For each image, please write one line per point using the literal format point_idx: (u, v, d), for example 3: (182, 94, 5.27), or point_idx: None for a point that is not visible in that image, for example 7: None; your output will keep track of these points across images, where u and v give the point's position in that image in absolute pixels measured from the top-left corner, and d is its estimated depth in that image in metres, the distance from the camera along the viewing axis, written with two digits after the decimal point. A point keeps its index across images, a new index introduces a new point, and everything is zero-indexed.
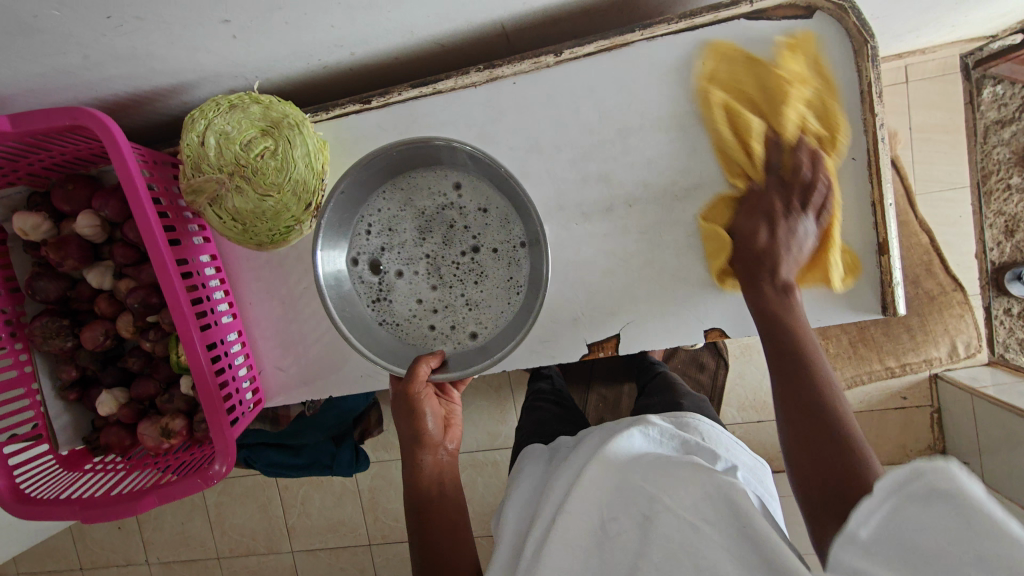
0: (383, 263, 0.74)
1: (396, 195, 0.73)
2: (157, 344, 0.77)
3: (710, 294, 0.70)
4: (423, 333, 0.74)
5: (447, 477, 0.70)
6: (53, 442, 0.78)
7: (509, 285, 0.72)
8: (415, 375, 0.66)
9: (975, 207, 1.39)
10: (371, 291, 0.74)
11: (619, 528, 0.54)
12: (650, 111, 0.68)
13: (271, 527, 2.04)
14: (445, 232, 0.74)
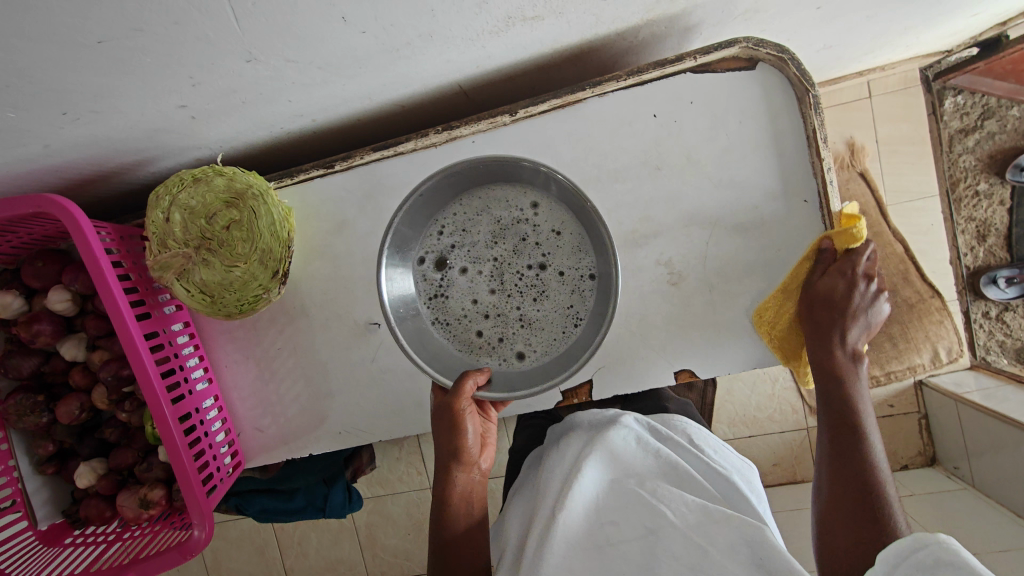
0: (448, 262, 0.71)
1: (472, 202, 0.71)
2: (133, 415, 0.77)
3: (678, 337, 0.71)
4: (469, 340, 0.69)
5: (475, 502, 0.70)
6: (31, 518, 0.77)
7: (568, 317, 0.67)
8: (460, 391, 0.61)
9: (946, 214, 1.41)
10: (432, 288, 0.70)
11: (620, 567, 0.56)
12: (607, 163, 0.69)
13: (269, 571, 2.01)
14: (516, 244, 0.70)
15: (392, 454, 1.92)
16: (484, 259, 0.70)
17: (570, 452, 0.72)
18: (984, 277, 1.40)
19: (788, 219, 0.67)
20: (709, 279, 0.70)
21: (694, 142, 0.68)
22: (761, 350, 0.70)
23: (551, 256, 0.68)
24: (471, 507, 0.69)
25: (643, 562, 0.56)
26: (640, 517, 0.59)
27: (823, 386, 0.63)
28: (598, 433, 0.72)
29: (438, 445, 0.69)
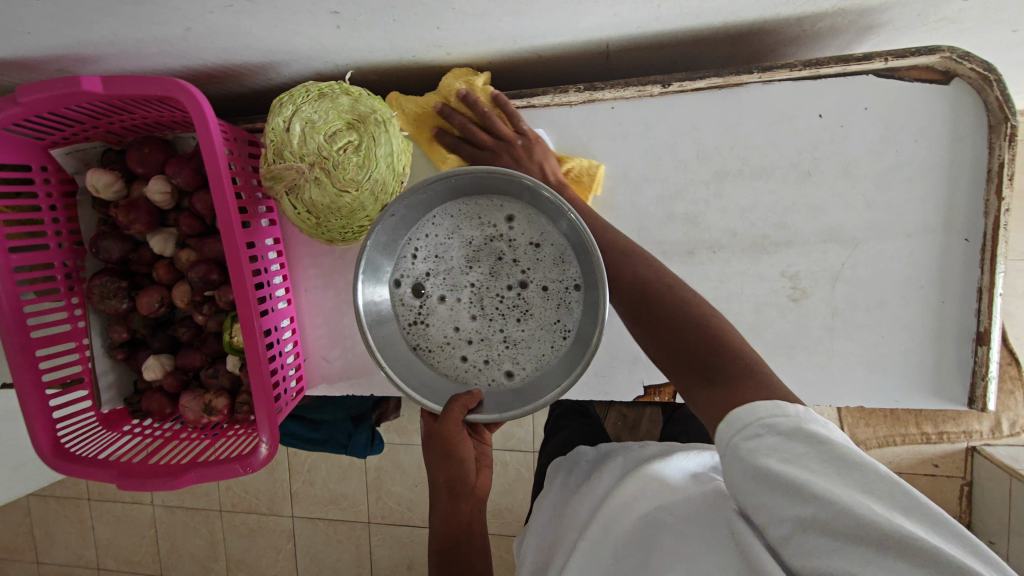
0: (426, 286, 0.69)
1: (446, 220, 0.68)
2: (210, 320, 0.76)
3: (784, 356, 0.67)
4: (456, 365, 0.68)
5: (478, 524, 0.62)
6: (96, 399, 0.78)
7: (552, 328, 0.66)
8: (449, 417, 0.61)
9: None
10: (411, 316, 0.69)
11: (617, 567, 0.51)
12: (753, 158, 0.64)
13: (275, 490, 2.08)
14: (494, 264, 0.67)
15: (412, 406, 1.94)
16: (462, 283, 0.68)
17: (599, 488, 0.69)
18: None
19: (941, 257, 0.61)
20: (833, 303, 0.65)
21: (855, 154, 0.61)
22: (870, 390, 0.65)
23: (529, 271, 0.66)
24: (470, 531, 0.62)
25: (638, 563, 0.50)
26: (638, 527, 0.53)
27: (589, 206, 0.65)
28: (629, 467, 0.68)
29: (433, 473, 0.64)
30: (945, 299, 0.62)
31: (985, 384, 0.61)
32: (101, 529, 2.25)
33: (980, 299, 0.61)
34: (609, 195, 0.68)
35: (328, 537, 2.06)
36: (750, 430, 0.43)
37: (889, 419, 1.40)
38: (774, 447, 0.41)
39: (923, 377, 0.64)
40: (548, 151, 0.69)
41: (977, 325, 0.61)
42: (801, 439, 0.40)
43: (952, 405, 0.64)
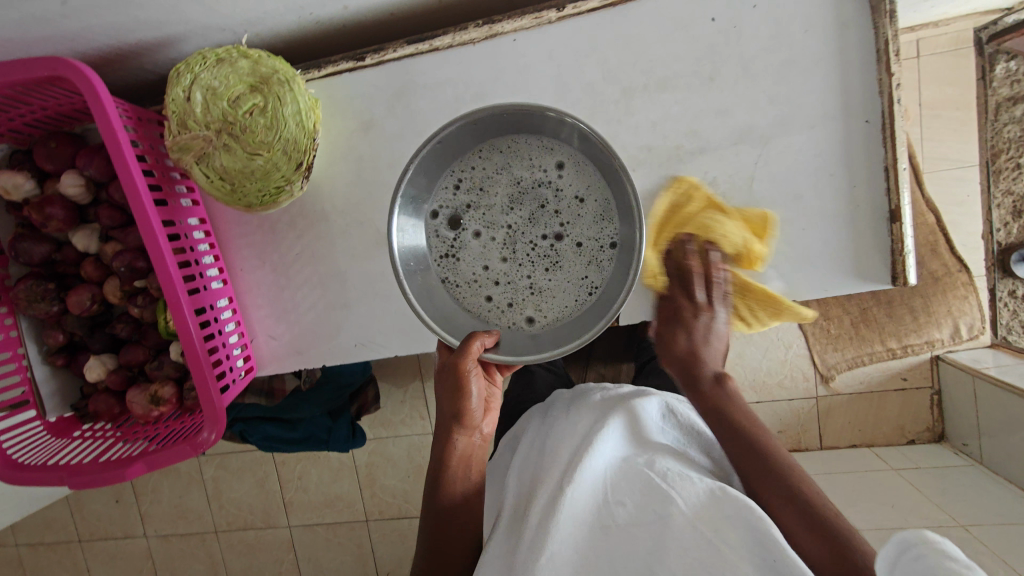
0: (461, 220, 0.64)
1: (493, 156, 0.64)
2: (145, 310, 0.75)
3: (713, 263, 0.68)
4: (476, 303, 0.65)
5: (474, 464, 0.70)
6: (40, 408, 0.76)
7: (581, 289, 0.62)
8: (468, 349, 0.58)
9: (984, 185, 1.36)
10: (443, 246, 0.65)
11: (626, 548, 0.55)
12: (655, 70, 0.65)
13: (268, 502, 2.06)
14: (534, 209, 0.64)
15: (395, 398, 1.92)
16: (499, 224, 0.64)
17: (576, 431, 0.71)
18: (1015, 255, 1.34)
19: (848, 141, 0.63)
20: (752, 203, 0.66)
21: (752, 52, 0.63)
22: (799, 282, 0.67)
23: (570, 224, 0.63)
24: (468, 472, 0.70)
25: (651, 546, 0.53)
26: (650, 499, 0.57)
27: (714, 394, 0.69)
28: (605, 411, 0.71)
29: (439, 405, 0.67)
30: (856, 182, 0.64)
31: (903, 259, 0.64)
32: (96, 569, 2.21)
33: (887, 177, 0.63)
34: None
35: (328, 541, 2.05)
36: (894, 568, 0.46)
37: (853, 340, 1.43)
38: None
39: (846, 263, 0.66)
40: (458, 93, 0.69)
41: (888, 203, 0.63)
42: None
43: (878, 286, 0.66)
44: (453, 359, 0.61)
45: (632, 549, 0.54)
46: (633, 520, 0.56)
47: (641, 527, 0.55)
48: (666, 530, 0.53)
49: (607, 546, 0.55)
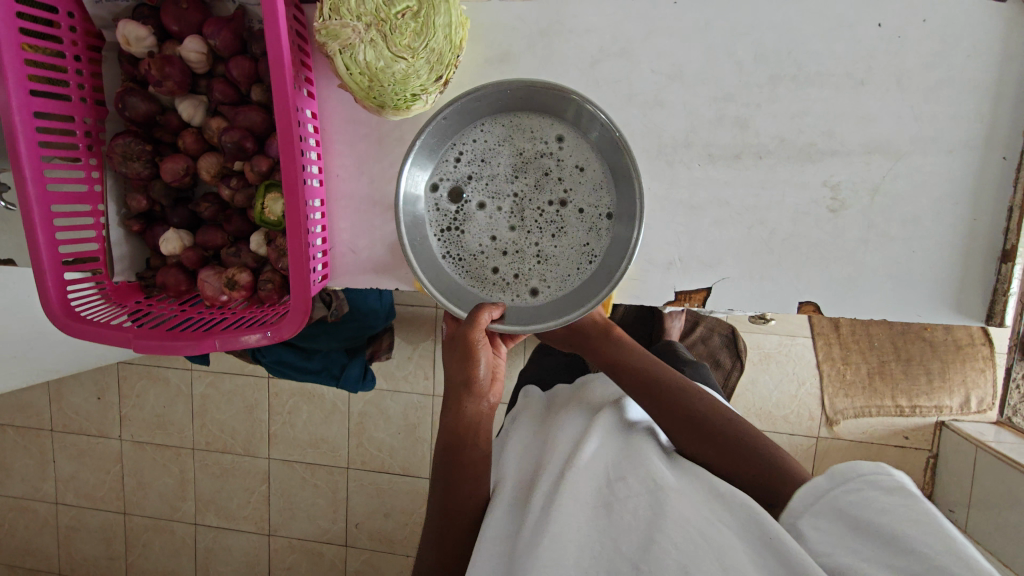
0: (466, 193, 0.67)
1: (495, 130, 0.67)
2: (238, 194, 0.74)
3: (813, 267, 0.69)
4: (483, 273, 0.68)
5: (483, 432, 0.63)
6: (109, 268, 0.75)
7: (583, 254, 0.66)
8: (477, 320, 0.62)
9: None
10: (446, 220, 0.68)
11: (624, 522, 0.52)
12: (808, 63, 0.65)
13: (252, 431, 2.04)
14: (535, 181, 0.67)
15: (403, 353, 1.92)
16: (503, 192, 0.67)
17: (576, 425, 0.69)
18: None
19: (980, 174, 0.64)
20: (869, 214, 0.67)
21: (909, 66, 0.63)
22: (896, 303, 0.68)
23: (570, 194, 0.66)
24: (478, 442, 0.62)
25: (648, 521, 0.51)
26: (651, 476, 0.55)
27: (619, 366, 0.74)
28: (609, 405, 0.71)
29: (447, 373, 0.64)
30: (978, 215, 0.64)
31: (1004, 300, 0.65)
32: (62, 463, 2.17)
33: (1010, 217, 0.64)
34: (660, 94, 0.68)
35: (303, 481, 2.04)
36: (822, 492, 0.47)
37: (867, 390, 1.44)
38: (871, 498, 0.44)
39: (948, 294, 0.66)
40: (603, 43, 0.68)
41: (1004, 242, 0.64)
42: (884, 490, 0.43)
43: (970, 322, 0.67)
44: (461, 330, 0.63)
45: (632, 523, 0.51)
46: (632, 496, 0.54)
47: (640, 503, 0.53)
48: (665, 508, 0.51)
49: (608, 521, 0.53)
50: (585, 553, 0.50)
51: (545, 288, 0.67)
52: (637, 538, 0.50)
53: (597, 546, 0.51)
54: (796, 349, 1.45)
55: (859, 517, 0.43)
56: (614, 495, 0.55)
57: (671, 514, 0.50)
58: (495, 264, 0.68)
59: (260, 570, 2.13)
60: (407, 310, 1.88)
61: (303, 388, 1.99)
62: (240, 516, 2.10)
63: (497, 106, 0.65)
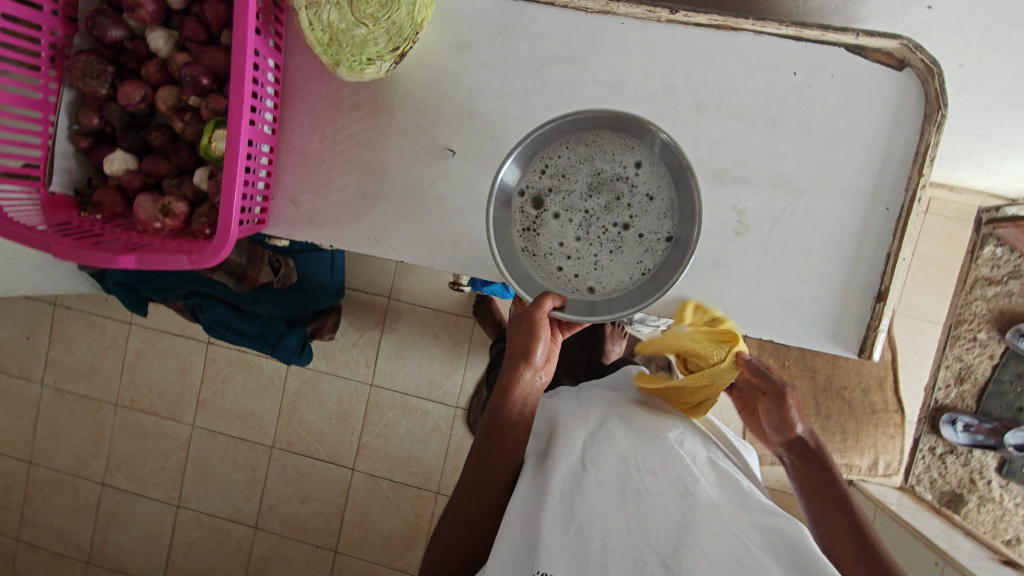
0: (546, 200, 0.69)
1: (580, 147, 0.69)
2: (189, 128, 0.77)
3: (713, 282, 0.74)
4: (548, 271, 0.70)
5: (530, 401, 0.76)
6: (46, 177, 0.77)
7: (642, 270, 0.68)
8: (540, 305, 0.66)
9: (940, 345, 1.54)
10: (523, 220, 0.70)
11: (658, 515, 0.67)
12: (730, 97, 0.72)
13: (182, 394, 2.00)
14: (609, 196, 0.69)
15: (349, 338, 1.92)
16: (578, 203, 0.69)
17: (593, 413, 0.83)
18: (945, 415, 1.51)
19: (866, 220, 0.71)
20: (768, 242, 0.73)
21: (816, 114, 0.70)
22: (783, 326, 0.74)
23: (636, 215, 0.68)
24: (524, 408, 0.76)
25: (681, 519, 0.66)
26: (675, 481, 0.71)
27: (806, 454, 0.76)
28: (617, 408, 0.85)
29: (512, 343, 0.73)
30: (860, 255, 0.71)
31: (874, 336, 0.71)
32: None
33: (887, 262, 0.70)
34: (598, 104, 0.74)
35: (225, 454, 1.99)
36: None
37: None
38: None
39: (827, 323, 0.73)
40: (555, 49, 0.74)
41: (879, 284, 0.71)
42: None
43: (845, 353, 0.73)
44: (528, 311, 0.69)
45: (661, 520, 0.66)
46: (660, 495, 0.69)
47: (669, 505, 0.68)
48: (694, 513, 0.67)
49: (636, 513, 0.67)
50: (620, 544, 0.65)
51: (601, 291, 0.69)
52: (666, 533, 0.65)
53: (629, 537, 0.65)
54: None
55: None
56: (643, 489, 0.70)
57: (701, 521, 0.66)
58: (563, 267, 0.70)
59: (161, 541, 2.04)
60: (360, 296, 1.90)
61: (242, 358, 1.96)
62: (152, 481, 2.04)
63: (585, 127, 0.67)
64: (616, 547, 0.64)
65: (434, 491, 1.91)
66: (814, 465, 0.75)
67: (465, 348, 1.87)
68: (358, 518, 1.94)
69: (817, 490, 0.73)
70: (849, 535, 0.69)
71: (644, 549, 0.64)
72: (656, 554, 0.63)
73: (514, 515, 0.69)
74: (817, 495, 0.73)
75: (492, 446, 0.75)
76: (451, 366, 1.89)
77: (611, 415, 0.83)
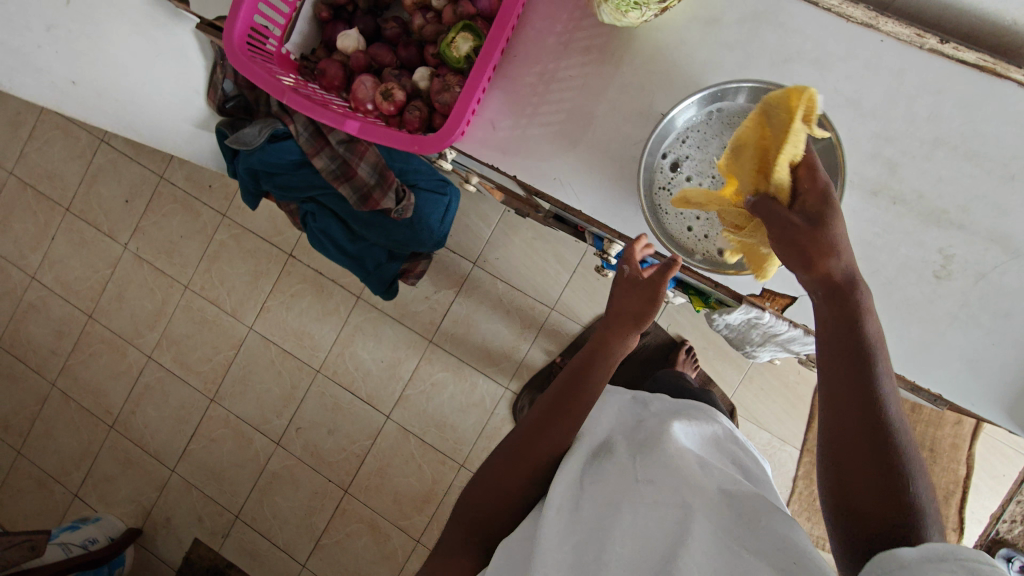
0: (685, 165, 0.75)
1: (723, 117, 0.74)
2: (428, 26, 0.79)
3: (898, 320, 0.72)
4: (681, 230, 0.77)
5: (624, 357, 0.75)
6: (285, 34, 0.80)
7: None
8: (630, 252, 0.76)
9: (1019, 478, 1.45)
10: (662, 182, 0.76)
11: (645, 525, 0.56)
12: (972, 141, 0.70)
13: (249, 297, 2.04)
14: None
15: (422, 292, 1.93)
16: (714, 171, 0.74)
17: (605, 426, 0.72)
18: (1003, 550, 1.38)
19: None
20: (968, 294, 0.70)
21: None
22: (957, 385, 0.71)
23: None
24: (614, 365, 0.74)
25: (670, 530, 0.54)
26: (667, 488, 0.58)
27: (833, 294, 0.54)
28: (632, 419, 0.74)
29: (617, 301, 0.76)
30: None
31: None
32: (60, 244, 2.15)
33: None
34: (832, 112, 0.73)
35: (271, 365, 2.02)
36: (905, 560, 0.43)
37: None
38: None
39: (1006, 396, 0.70)
40: (804, 48, 0.74)
41: None
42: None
43: (1015, 432, 0.70)
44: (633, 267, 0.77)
45: (655, 531, 0.55)
46: (657, 504, 0.57)
47: (666, 514, 0.56)
48: (690, 524, 0.54)
49: (625, 522, 0.56)
50: (613, 553, 0.54)
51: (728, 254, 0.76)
52: (660, 543, 0.54)
53: (619, 548, 0.55)
54: (783, 453, 1.49)
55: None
56: (638, 500, 0.58)
57: (700, 535, 0.53)
58: (692, 225, 0.76)
59: (184, 429, 2.08)
60: (446, 255, 1.90)
61: (316, 281, 1.99)
62: (195, 370, 2.08)
63: (733, 99, 0.72)
64: (611, 556, 0.54)
65: (458, 463, 1.90)
66: (844, 327, 0.53)
67: (531, 335, 1.87)
68: (377, 466, 1.94)
69: (842, 388, 0.52)
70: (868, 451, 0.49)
71: (633, 561, 0.54)
72: (649, 563, 0.53)
73: (515, 538, 0.64)
74: (840, 372, 0.52)
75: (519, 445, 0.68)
76: (512, 348, 1.88)
77: (619, 432, 0.71)
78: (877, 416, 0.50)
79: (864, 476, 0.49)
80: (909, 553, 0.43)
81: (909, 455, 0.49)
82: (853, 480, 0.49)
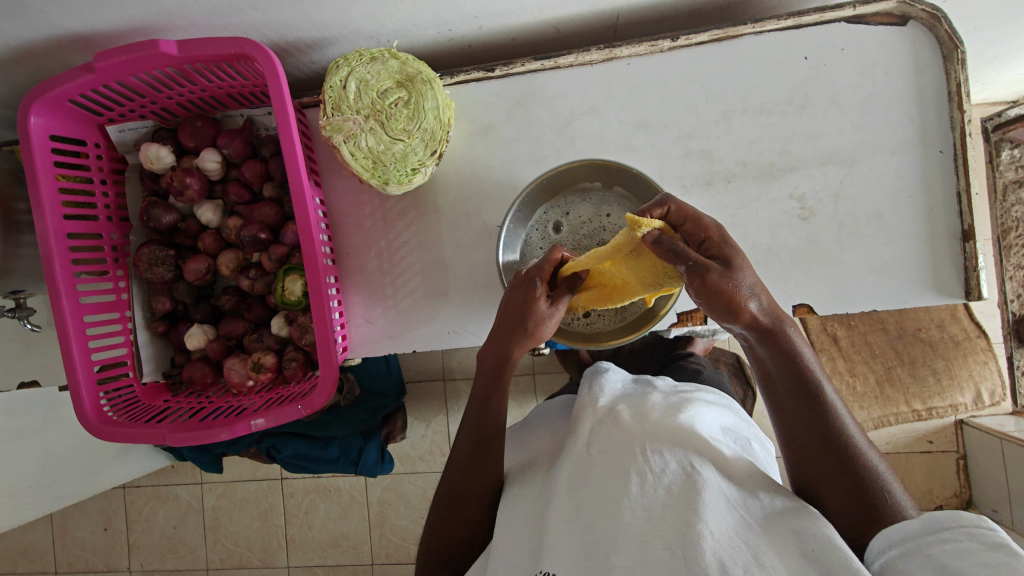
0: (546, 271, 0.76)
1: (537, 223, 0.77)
2: (257, 283, 0.80)
3: (798, 270, 0.74)
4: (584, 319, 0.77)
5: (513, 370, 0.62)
6: (137, 369, 0.80)
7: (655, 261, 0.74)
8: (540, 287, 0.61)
9: None
10: None
11: (663, 494, 0.49)
12: (753, 96, 0.74)
13: (269, 538, 1.77)
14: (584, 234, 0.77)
15: (417, 431, 1.71)
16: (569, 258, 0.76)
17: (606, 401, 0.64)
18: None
19: (924, 169, 0.72)
20: (837, 216, 0.74)
21: (840, 87, 0.72)
22: (880, 293, 0.73)
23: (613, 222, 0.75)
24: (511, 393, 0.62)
25: (686, 497, 0.48)
26: (684, 456, 0.52)
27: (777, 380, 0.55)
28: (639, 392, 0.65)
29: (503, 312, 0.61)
30: (929, 204, 0.72)
31: (976, 274, 0.70)
32: None
33: (960, 201, 0.70)
34: (630, 140, 0.76)
35: None
36: (909, 536, 0.44)
37: (878, 399, 1.34)
38: (968, 545, 0.40)
39: (924, 277, 0.72)
40: (574, 105, 0.77)
41: (961, 225, 0.71)
42: (985, 544, 0.39)
43: (952, 300, 0.72)
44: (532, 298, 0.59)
45: (668, 499, 0.48)
46: (669, 470, 0.51)
47: (676, 477, 0.50)
48: (702, 492, 0.48)
49: (634, 493, 0.49)
50: (625, 523, 0.47)
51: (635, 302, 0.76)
52: (671, 508, 0.47)
53: (630, 520, 0.47)
54: None
55: (938, 554, 0.41)
56: (647, 466, 0.51)
57: (716, 509, 0.47)
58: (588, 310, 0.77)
59: None
60: None
61: (318, 484, 1.75)
62: None
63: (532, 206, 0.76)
64: (622, 532, 0.47)
65: None
66: (785, 366, 0.54)
67: None
68: None
69: (790, 400, 0.55)
70: (834, 459, 0.53)
71: (644, 528, 0.46)
72: (660, 533, 0.45)
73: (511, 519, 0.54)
74: (789, 404, 0.55)
75: (481, 434, 0.60)
76: None
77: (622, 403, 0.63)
78: (836, 437, 0.53)
79: (831, 493, 0.53)
80: (905, 528, 0.44)
81: (877, 475, 0.52)
82: (826, 501, 0.53)
